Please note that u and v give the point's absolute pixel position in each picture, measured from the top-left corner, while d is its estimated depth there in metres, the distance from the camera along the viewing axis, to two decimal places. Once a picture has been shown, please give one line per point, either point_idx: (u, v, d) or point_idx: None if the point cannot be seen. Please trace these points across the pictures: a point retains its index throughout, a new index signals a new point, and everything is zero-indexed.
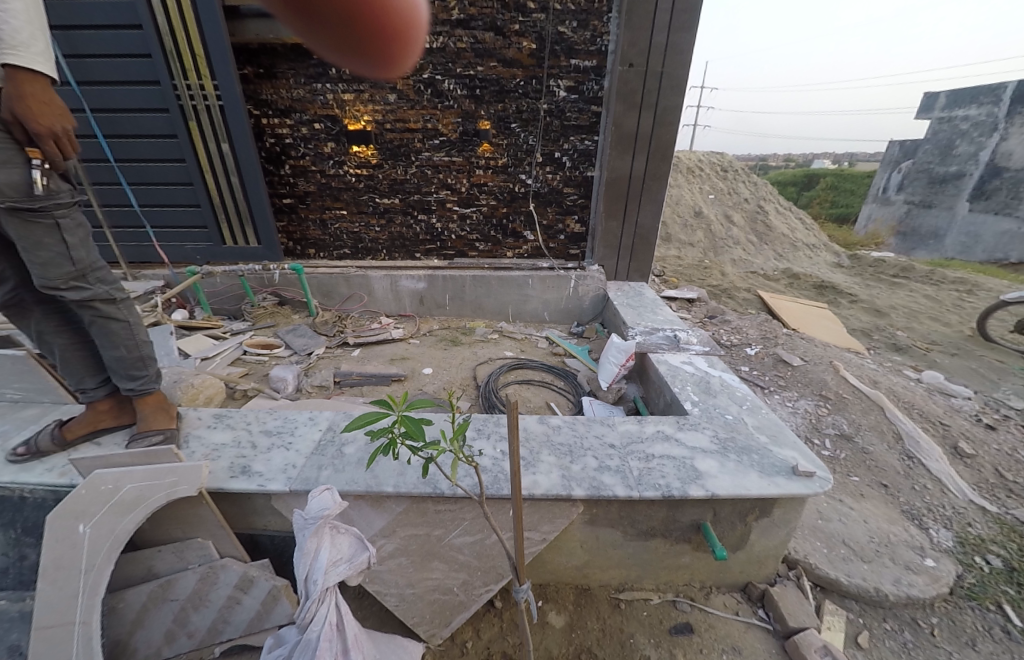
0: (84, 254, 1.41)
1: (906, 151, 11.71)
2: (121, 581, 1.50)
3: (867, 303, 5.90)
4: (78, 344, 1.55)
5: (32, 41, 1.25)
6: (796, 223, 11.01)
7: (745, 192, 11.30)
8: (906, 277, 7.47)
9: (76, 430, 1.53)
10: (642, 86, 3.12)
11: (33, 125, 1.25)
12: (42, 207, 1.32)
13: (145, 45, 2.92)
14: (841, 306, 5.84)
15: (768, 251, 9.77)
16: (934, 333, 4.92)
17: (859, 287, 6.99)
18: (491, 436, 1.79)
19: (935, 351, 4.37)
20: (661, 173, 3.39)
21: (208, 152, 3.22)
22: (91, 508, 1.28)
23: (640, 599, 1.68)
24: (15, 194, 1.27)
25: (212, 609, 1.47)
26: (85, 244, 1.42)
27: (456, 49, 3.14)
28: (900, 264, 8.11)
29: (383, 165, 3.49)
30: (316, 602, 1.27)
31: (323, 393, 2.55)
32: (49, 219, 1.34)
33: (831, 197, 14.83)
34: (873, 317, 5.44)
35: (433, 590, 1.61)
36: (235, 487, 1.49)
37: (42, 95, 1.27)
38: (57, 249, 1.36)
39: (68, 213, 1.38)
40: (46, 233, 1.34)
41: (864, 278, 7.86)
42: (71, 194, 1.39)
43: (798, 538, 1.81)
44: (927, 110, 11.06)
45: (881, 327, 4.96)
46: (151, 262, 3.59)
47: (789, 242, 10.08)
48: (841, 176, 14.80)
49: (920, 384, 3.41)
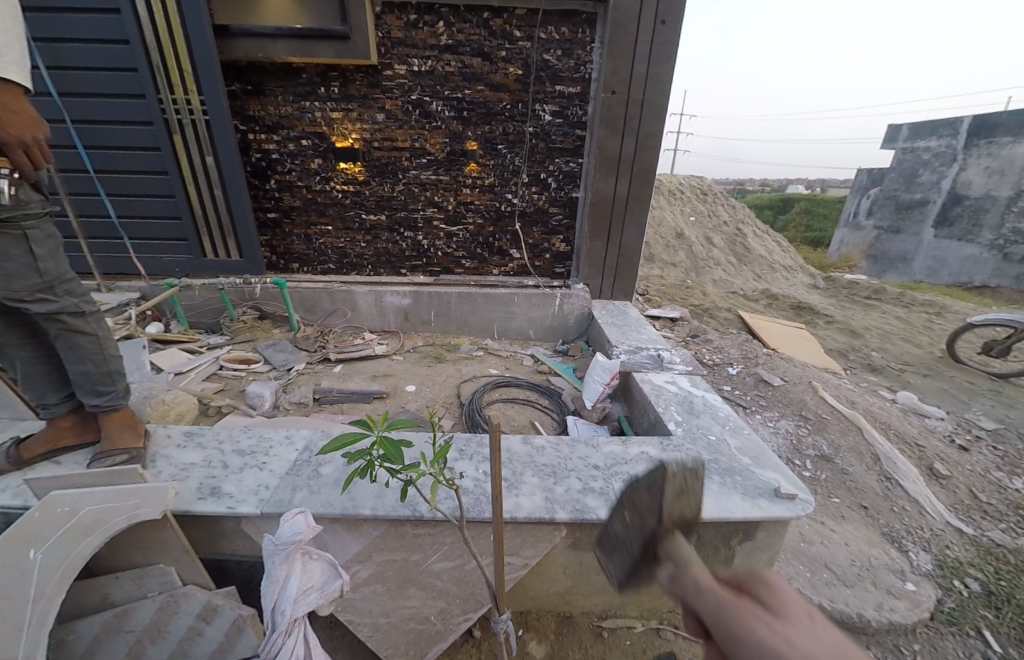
0: (52, 266, 1.38)
1: (875, 179, 12.33)
2: (73, 612, 1.40)
3: (843, 325, 6.06)
4: (41, 358, 1.50)
5: (5, 50, 1.25)
6: (775, 245, 11.40)
7: (725, 215, 11.72)
8: (880, 300, 7.71)
9: (33, 449, 1.45)
10: (624, 112, 3.23)
11: (2, 134, 1.24)
12: (10, 217, 1.28)
13: (132, 60, 2.93)
14: (818, 327, 5.99)
15: (748, 273, 10.04)
16: (908, 354, 5.06)
17: (835, 308, 7.20)
18: (473, 457, 1.76)
19: (909, 372, 4.48)
20: (643, 196, 3.48)
21: (191, 166, 3.21)
22: (44, 531, 1.21)
23: (623, 628, 1.64)
24: None
25: (170, 641, 1.36)
26: (54, 255, 1.39)
27: (444, 72, 3.23)
28: (874, 286, 8.38)
29: (370, 182, 3.53)
30: (283, 634, 1.21)
31: (302, 410, 2.49)
32: (17, 229, 1.30)
33: (806, 222, 15.38)
34: (849, 338, 5.58)
35: (408, 619, 1.55)
36: (202, 510, 1.43)
37: (12, 105, 1.26)
38: (24, 259, 1.32)
39: (37, 223, 1.35)
40: (13, 242, 1.30)
41: (840, 299, 8.10)
42: (42, 205, 1.37)
43: (781, 562, 1.79)
44: (893, 142, 11.70)
45: (857, 348, 5.09)
46: (127, 274, 3.52)
47: (767, 264, 10.41)
48: (815, 202, 15.42)
49: (896, 405, 3.47)
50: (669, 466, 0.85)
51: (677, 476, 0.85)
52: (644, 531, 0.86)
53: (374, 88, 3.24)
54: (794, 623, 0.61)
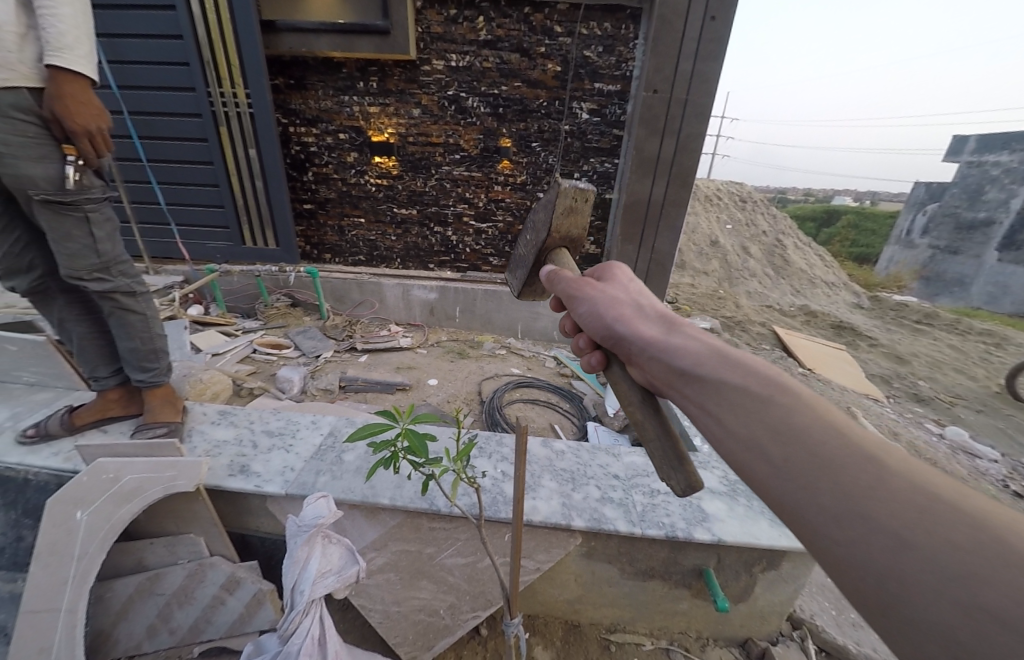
0: (109, 248, 1.46)
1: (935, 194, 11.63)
2: (112, 570, 1.50)
3: (886, 349, 5.74)
4: (95, 333, 1.60)
5: (77, 45, 1.33)
6: (817, 259, 10.92)
7: (764, 225, 11.36)
8: (930, 324, 7.25)
9: (84, 416, 1.55)
10: (666, 112, 3.13)
11: (70, 123, 1.32)
12: (73, 201, 1.37)
13: (184, 54, 3.05)
14: (859, 349, 5.71)
15: (786, 285, 9.66)
16: (959, 386, 4.75)
17: (881, 331, 6.83)
18: (492, 455, 1.77)
19: (959, 406, 4.21)
20: (680, 200, 3.37)
21: (235, 156, 3.34)
22: (90, 495, 1.29)
23: (632, 644, 1.64)
24: (50, 187, 1.35)
25: (197, 607, 1.47)
26: (111, 238, 1.48)
27: (482, 68, 3.21)
28: (926, 309, 7.88)
29: (404, 176, 3.57)
30: (300, 613, 1.25)
31: (328, 397, 2.57)
32: (80, 212, 1.39)
33: (852, 238, 14.46)
34: (894, 363, 5.30)
35: (418, 611, 1.58)
36: (231, 487, 1.49)
37: (80, 95, 1.34)
38: (85, 241, 1.41)
39: (98, 207, 1.44)
40: (76, 225, 1.39)
41: (886, 322, 7.68)
42: (101, 190, 1.46)
43: (806, 599, 1.86)
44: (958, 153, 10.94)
45: (903, 375, 4.82)
46: (173, 257, 3.71)
47: (808, 278, 9.99)
48: (864, 215, 14.62)
49: (942, 440, 3.25)
50: (563, 187, 1.06)
51: (567, 196, 1.06)
52: (537, 246, 1.17)
53: (411, 83, 3.27)
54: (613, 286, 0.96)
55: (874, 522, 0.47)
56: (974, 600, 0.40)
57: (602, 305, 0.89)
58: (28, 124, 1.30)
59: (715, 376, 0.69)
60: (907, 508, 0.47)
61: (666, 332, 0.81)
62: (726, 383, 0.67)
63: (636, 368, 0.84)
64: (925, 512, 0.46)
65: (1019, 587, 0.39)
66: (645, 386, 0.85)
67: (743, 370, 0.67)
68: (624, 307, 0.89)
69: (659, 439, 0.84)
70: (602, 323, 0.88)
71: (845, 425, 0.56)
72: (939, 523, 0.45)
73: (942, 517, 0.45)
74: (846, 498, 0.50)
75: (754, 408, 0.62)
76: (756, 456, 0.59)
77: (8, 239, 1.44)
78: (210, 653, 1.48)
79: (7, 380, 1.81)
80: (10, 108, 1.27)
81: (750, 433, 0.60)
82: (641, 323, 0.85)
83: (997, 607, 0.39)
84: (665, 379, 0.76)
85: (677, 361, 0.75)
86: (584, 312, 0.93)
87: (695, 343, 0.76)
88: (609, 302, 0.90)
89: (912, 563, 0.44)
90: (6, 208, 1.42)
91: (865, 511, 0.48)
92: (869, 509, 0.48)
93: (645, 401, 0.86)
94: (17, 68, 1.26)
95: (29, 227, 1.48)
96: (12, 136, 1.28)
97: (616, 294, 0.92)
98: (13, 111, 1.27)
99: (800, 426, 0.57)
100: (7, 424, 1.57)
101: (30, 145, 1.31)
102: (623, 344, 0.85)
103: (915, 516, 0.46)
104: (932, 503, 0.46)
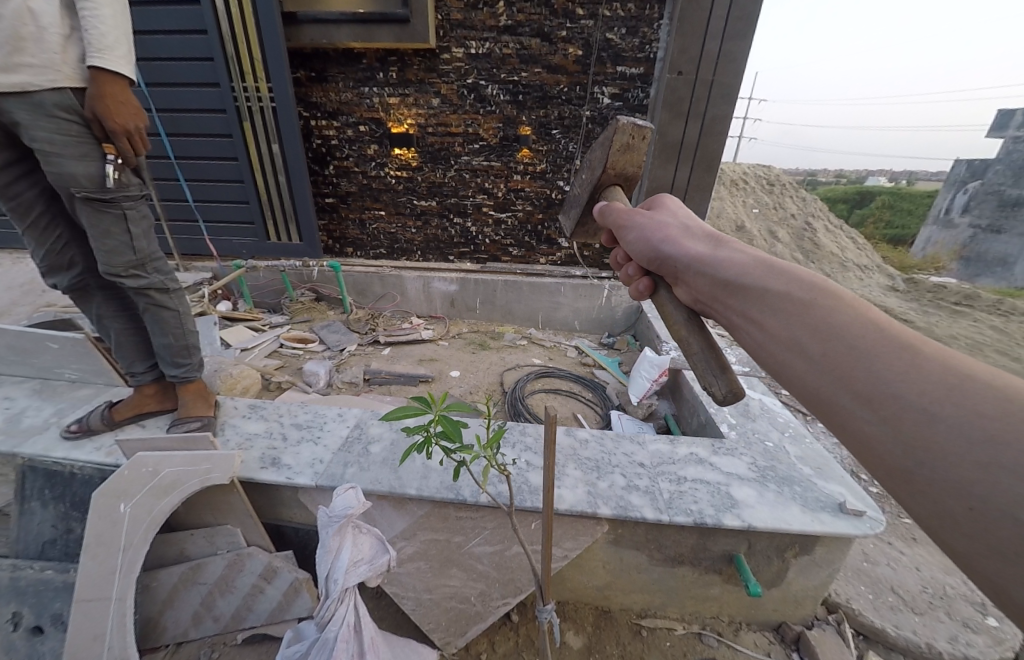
0: (144, 245, 1.49)
1: (974, 170, 11.23)
2: (156, 560, 1.55)
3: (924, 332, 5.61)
4: (131, 330, 1.64)
5: (116, 45, 1.34)
6: (847, 243, 10.67)
7: (792, 208, 11.28)
8: (970, 307, 7.02)
9: (123, 411, 1.58)
10: (691, 94, 3.04)
11: (109, 123, 1.33)
12: (112, 198, 1.40)
13: (208, 49, 3.04)
14: None
15: (814, 271, 9.51)
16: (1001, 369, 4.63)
17: (917, 315, 6.66)
18: (516, 445, 1.78)
19: None
20: (705, 185, 3.31)
21: (259, 152, 3.34)
22: (132, 488, 1.32)
23: (663, 628, 1.65)
24: (91, 186, 1.36)
25: (237, 596, 1.50)
26: (146, 235, 1.50)
27: (502, 54, 3.15)
28: (964, 291, 7.60)
29: (423, 168, 3.55)
30: (336, 601, 1.26)
31: (353, 390, 2.60)
32: (118, 210, 1.41)
33: (886, 217, 13.97)
34: None
35: (450, 598, 1.60)
36: (263, 478, 1.52)
37: (120, 95, 1.35)
38: (123, 238, 1.44)
39: (135, 205, 1.46)
40: (114, 222, 1.41)
41: (923, 305, 7.50)
42: (139, 188, 1.48)
43: (843, 582, 1.85)
44: (999, 128, 10.48)
45: None
46: (200, 255, 3.77)
47: (838, 261, 9.91)
48: (896, 196, 14.13)
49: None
50: (620, 124, 1.11)
51: (624, 133, 1.12)
52: (593, 184, 1.23)
53: (431, 72, 3.23)
54: (662, 215, 0.98)
55: (903, 402, 0.49)
56: (994, 459, 0.42)
57: (651, 235, 0.93)
58: (71, 123, 1.32)
59: (755, 282, 0.71)
60: (937, 387, 0.48)
61: (713, 248, 0.83)
62: (767, 290, 0.68)
63: (682, 288, 0.88)
64: (956, 389, 0.47)
65: None
66: (689, 305, 0.89)
67: (785, 276, 0.68)
68: (671, 228, 0.92)
69: (699, 355, 0.89)
70: (647, 246, 0.93)
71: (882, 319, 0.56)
72: (969, 399, 0.46)
73: (971, 394, 0.46)
74: (879, 384, 0.51)
75: (796, 312, 0.63)
76: (791, 353, 0.61)
77: (51, 237, 1.49)
78: (252, 640, 1.52)
79: (51, 376, 1.85)
80: (54, 107, 1.28)
81: (791, 334, 0.62)
82: (687, 243, 0.87)
83: (1008, 461, 0.41)
84: (699, 291, 0.82)
85: (718, 271, 0.77)
86: (632, 238, 0.98)
87: (740, 255, 0.77)
88: (656, 226, 0.93)
89: (938, 435, 0.46)
90: (50, 207, 1.49)
91: (896, 392, 0.50)
92: (903, 391, 0.50)
93: (692, 322, 0.92)
94: (61, 69, 1.28)
95: (73, 226, 1.54)
96: (57, 136, 1.31)
97: (669, 221, 0.94)
98: (57, 110, 1.29)
99: (837, 324, 0.58)
100: (53, 420, 1.62)
101: (72, 144, 1.32)
102: (666, 262, 0.90)
103: (944, 391, 0.47)
104: (967, 383, 0.47)
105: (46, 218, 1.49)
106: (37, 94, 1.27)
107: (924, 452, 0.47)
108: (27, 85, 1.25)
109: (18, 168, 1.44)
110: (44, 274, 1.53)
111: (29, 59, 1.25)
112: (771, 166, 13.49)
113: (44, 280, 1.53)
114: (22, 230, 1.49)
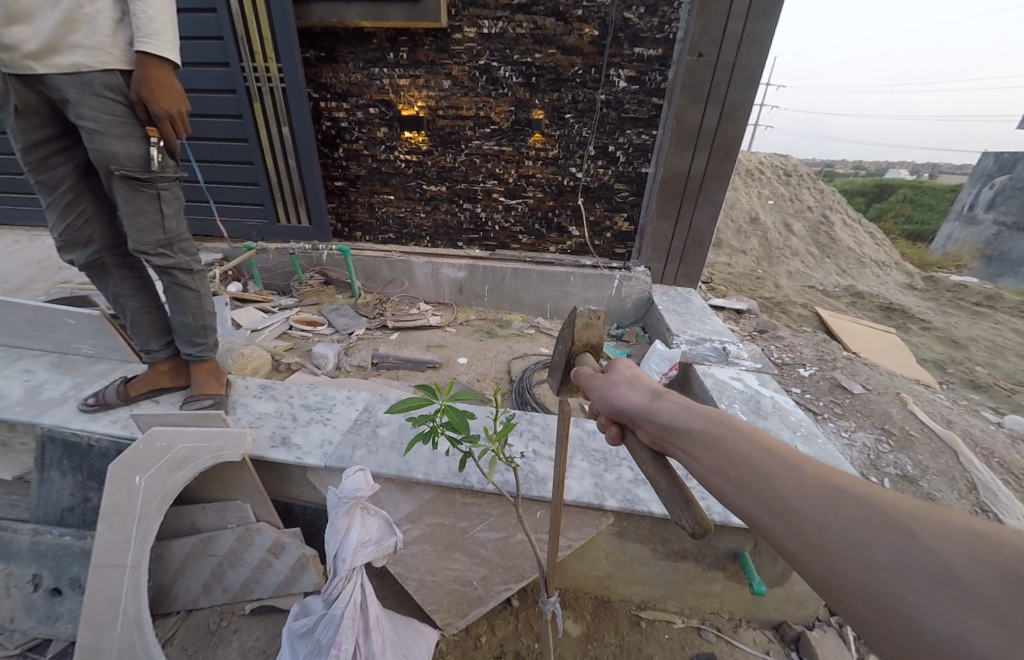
0: (175, 225, 1.51)
1: (1002, 164, 10.88)
2: (169, 531, 1.60)
3: (942, 332, 5.51)
4: (148, 309, 1.66)
5: (163, 30, 1.33)
6: (865, 237, 10.45)
7: (809, 200, 11.05)
8: (992, 307, 6.85)
9: (138, 387, 1.62)
10: (711, 78, 2.96)
11: (155, 107, 1.35)
12: (150, 179, 1.42)
13: (218, 28, 3.02)
14: (911, 333, 5.52)
15: (829, 267, 9.35)
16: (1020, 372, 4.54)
17: (936, 315, 6.53)
18: (524, 434, 1.79)
19: (1020, 392, 4.01)
20: (721, 174, 3.24)
21: (269, 135, 3.34)
22: (147, 462, 1.35)
23: (662, 621, 1.67)
24: (133, 166, 1.38)
25: (246, 568, 1.55)
26: (177, 215, 1.52)
27: (515, 35, 3.09)
28: (987, 291, 7.40)
29: (433, 152, 3.53)
30: (343, 579, 1.29)
31: (361, 374, 2.65)
32: (153, 189, 1.43)
33: (907, 211, 13.60)
34: (947, 348, 5.10)
35: (453, 580, 1.63)
36: (273, 457, 1.55)
37: (165, 80, 1.36)
38: (154, 217, 1.46)
39: (170, 185, 1.48)
40: (148, 201, 1.43)
41: (942, 304, 7.34)
42: (174, 171, 1.49)
43: None
44: None
45: (959, 360, 4.66)
46: (211, 235, 3.81)
47: (855, 256, 9.71)
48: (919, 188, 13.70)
49: (1002, 429, 3.07)
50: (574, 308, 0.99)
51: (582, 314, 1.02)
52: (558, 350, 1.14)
53: (442, 53, 3.17)
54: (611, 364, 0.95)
55: (802, 515, 0.55)
56: (872, 560, 0.48)
57: (603, 389, 0.90)
58: (115, 103, 1.33)
59: (681, 422, 0.74)
60: (822, 500, 0.54)
61: (652, 399, 0.82)
62: (692, 430, 0.72)
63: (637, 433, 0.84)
64: (834, 499, 0.54)
65: (900, 547, 0.47)
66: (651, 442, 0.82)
67: (703, 413, 0.74)
68: (621, 383, 0.88)
69: (666, 489, 0.75)
70: (604, 401, 0.89)
71: (775, 443, 0.64)
72: (844, 506, 0.53)
73: (846, 501, 0.53)
74: (784, 501, 0.57)
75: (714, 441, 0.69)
76: (717, 480, 0.66)
77: (74, 212, 1.52)
78: (259, 611, 1.56)
79: (68, 351, 1.90)
80: (101, 87, 1.30)
81: (714, 463, 0.67)
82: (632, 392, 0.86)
83: (884, 559, 0.47)
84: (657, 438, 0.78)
85: (659, 419, 0.77)
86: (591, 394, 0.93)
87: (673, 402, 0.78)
88: (609, 383, 0.90)
89: (831, 545, 0.52)
90: (80, 183, 1.52)
91: (798, 508, 0.56)
92: (802, 506, 0.56)
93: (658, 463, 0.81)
94: (110, 51, 1.29)
95: (99, 203, 1.57)
96: (102, 115, 1.32)
97: (618, 373, 0.91)
98: (104, 91, 1.31)
99: (743, 451, 0.65)
100: (70, 393, 1.66)
101: (117, 123, 1.34)
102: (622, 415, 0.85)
103: (825, 501, 0.54)
104: (839, 492, 0.54)
105: (73, 193, 1.51)
106: (88, 74, 1.29)
107: (827, 559, 0.52)
108: (78, 66, 1.27)
109: (60, 142, 1.48)
110: (61, 249, 1.55)
111: (80, 40, 1.26)
112: (789, 158, 13.17)
113: (59, 254, 1.54)
114: (46, 203, 1.50)
